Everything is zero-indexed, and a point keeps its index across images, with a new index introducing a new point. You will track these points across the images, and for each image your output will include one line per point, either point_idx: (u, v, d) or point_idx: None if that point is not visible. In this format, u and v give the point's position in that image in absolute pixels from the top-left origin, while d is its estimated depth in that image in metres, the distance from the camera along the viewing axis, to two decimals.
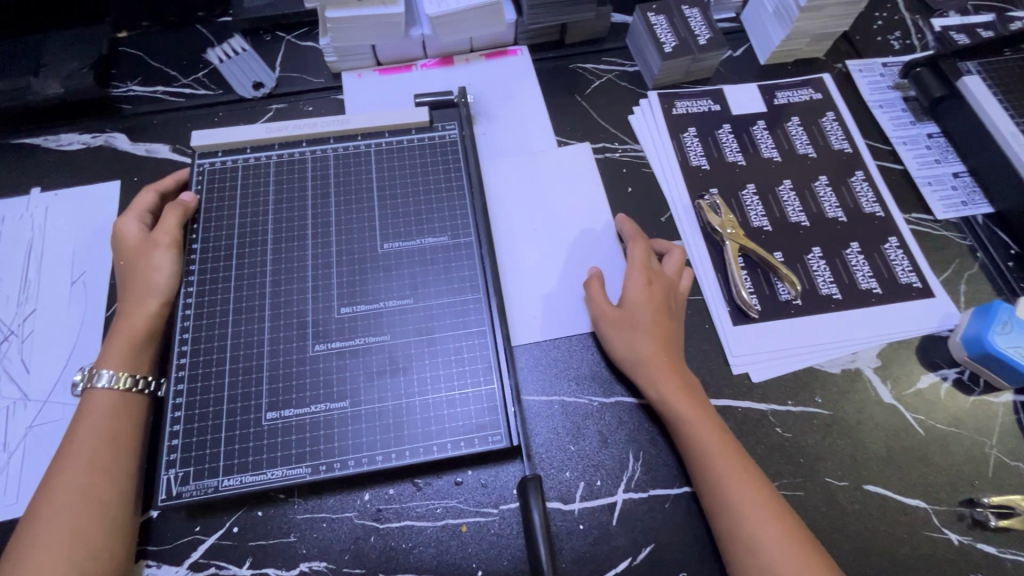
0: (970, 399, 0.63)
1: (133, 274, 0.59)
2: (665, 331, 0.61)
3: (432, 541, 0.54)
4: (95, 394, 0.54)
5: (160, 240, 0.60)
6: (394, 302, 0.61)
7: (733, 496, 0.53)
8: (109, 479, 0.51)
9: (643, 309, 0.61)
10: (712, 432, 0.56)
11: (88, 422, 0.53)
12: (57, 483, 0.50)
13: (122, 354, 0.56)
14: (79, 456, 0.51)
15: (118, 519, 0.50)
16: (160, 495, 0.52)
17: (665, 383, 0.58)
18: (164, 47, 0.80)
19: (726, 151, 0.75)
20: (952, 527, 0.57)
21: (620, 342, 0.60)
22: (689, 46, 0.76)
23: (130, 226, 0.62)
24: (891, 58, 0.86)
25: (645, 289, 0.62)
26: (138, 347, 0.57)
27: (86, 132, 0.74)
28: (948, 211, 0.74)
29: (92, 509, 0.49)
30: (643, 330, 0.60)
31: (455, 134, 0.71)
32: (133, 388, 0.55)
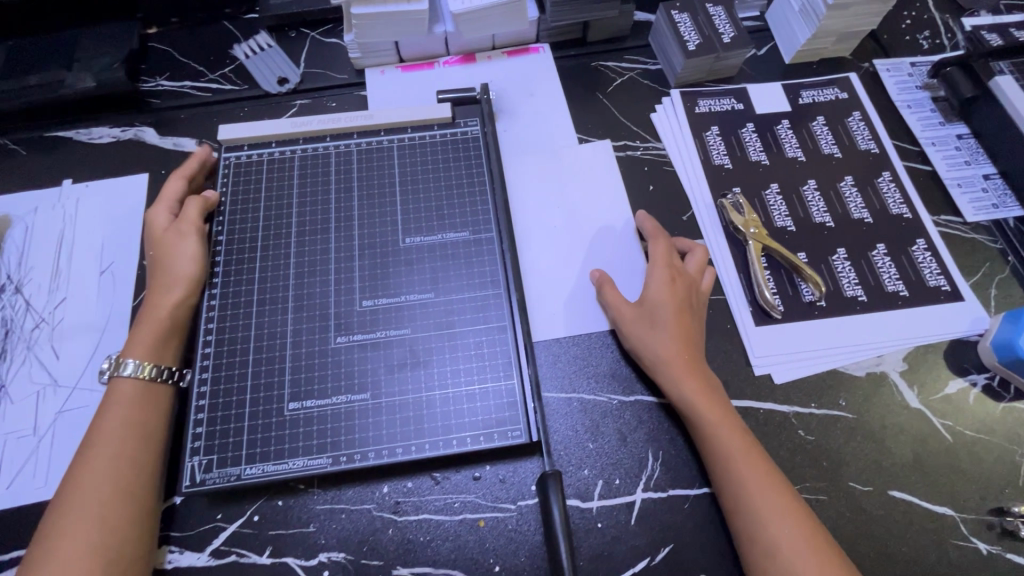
0: (1000, 405, 0.61)
1: (159, 264, 0.59)
2: (686, 328, 0.60)
3: (449, 535, 0.54)
4: (120, 382, 0.54)
5: (186, 231, 0.61)
6: (415, 296, 0.61)
7: (755, 499, 0.52)
8: (136, 469, 0.51)
9: (663, 307, 0.60)
10: (733, 432, 0.55)
11: (115, 411, 0.53)
12: (84, 471, 0.50)
13: (148, 344, 0.56)
14: (105, 445, 0.51)
15: (143, 509, 0.51)
16: (185, 482, 0.53)
17: (686, 383, 0.57)
18: (192, 43, 0.82)
19: (749, 150, 0.74)
20: (980, 536, 0.56)
21: (641, 340, 0.60)
22: (713, 44, 0.76)
23: (157, 219, 0.62)
24: (920, 58, 0.85)
25: (665, 287, 0.61)
26: (163, 337, 0.57)
27: (116, 125, 0.75)
28: (978, 213, 0.72)
29: (119, 498, 0.49)
30: (664, 328, 0.59)
31: (477, 130, 0.71)
32: (160, 378, 0.56)
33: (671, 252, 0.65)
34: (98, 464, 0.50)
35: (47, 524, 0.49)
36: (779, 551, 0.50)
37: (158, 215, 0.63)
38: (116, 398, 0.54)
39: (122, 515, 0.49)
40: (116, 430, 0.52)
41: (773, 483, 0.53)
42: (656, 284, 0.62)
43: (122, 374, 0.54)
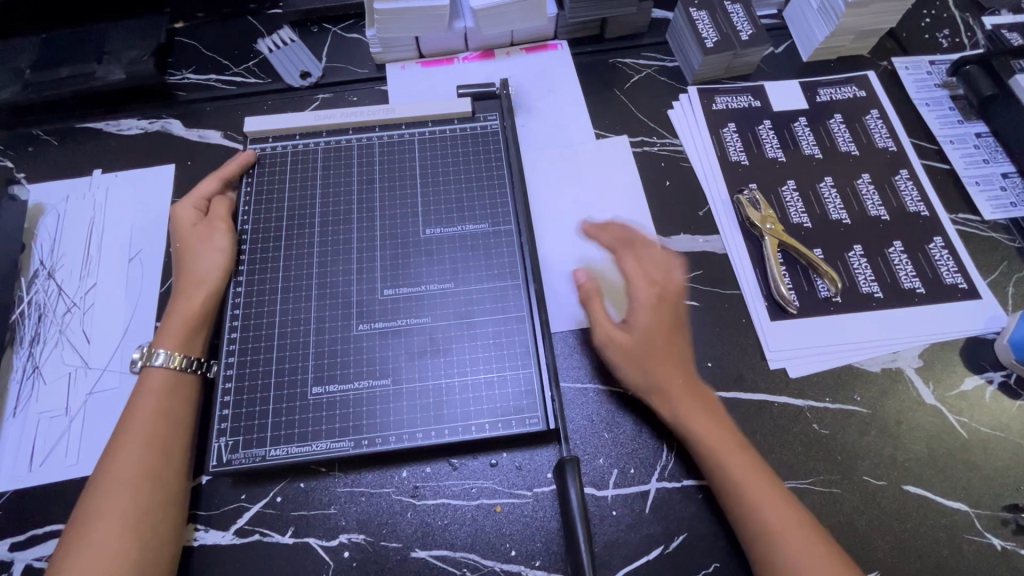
0: (1016, 403, 0.61)
1: (187, 258, 0.61)
2: (669, 342, 0.60)
3: (467, 520, 0.55)
4: (151, 372, 0.56)
5: (215, 226, 0.63)
6: (436, 285, 0.62)
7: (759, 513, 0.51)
8: (167, 457, 0.52)
9: (646, 323, 0.61)
10: (729, 446, 0.55)
11: (145, 400, 0.54)
12: (116, 459, 0.51)
13: (178, 335, 0.58)
14: (136, 434, 0.52)
15: (174, 496, 0.52)
16: (212, 462, 0.55)
17: (679, 402, 0.57)
18: (217, 37, 0.84)
19: (766, 147, 0.75)
20: (995, 531, 0.56)
21: (625, 360, 0.59)
22: (731, 40, 0.76)
23: (188, 212, 0.64)
24: (939, 56, 0.85)
25: (647, 301, 0.62)
26: (193, 327, 0.59)
27: (143, 117, 0.77)
28: (996, 212, 0.72)
29: (151, 485, 0.51)
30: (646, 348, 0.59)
31: (496, 125, 0.73)
32: (189, 370, 0.57)
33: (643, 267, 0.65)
34: (130, 452, 0.51)
35: (81, 511, 0.50)
36: (793, 562, 0.49)
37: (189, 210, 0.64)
38: (146, 388, 0.55)
39: (153, 502, 0.50)
40: (147, 419, 0.53)
41: (777, 496, 0.52)
42: (637, 300, 0.62)
43: (152, 364, 0.56)
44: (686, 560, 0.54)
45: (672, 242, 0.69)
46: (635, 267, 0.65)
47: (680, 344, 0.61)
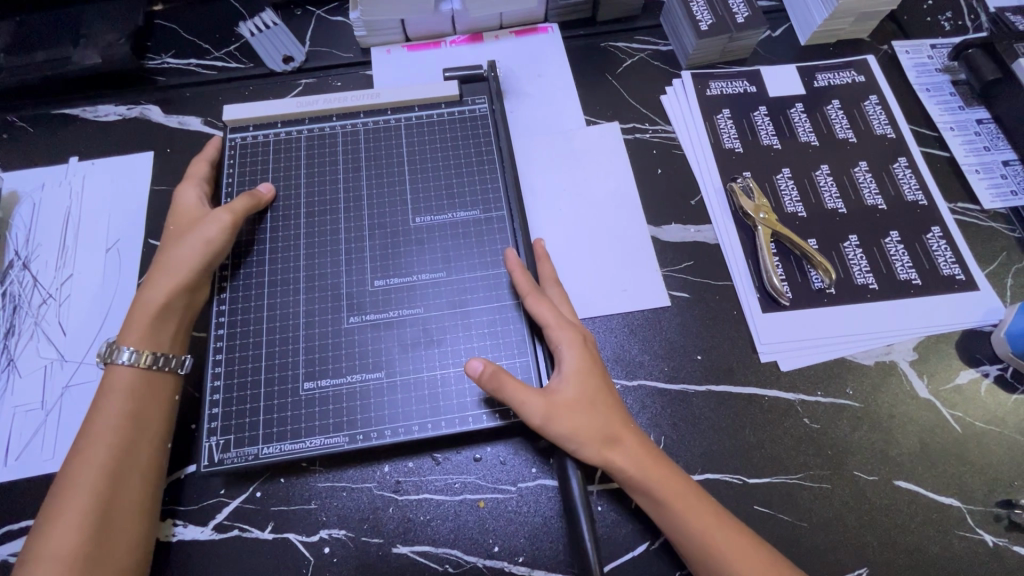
0: (1012, 397, 0.60)
1: (170, 244, 0.58)
2: (608, 398, 0.53)
3: (449, 515, 0.54)
4: (118, 370, 0.53)
5: (214, 216, 0.59)
6: (428, 275, 0.61)
7: (724, 557, 0.48)
8: (138, 461, 0.51)
9: (581, 383, 0.53)
10: (679, 499, 0.50)
11: (114, 398, 0.52)
12: (80, 463, 0.49)
13: (140, 328, 0.55)
14: (101, 440, 0.50)
15: (143, 503, 0.50)
16: (203, 462, 0.53)
17: (622, 461, 0.51)
18: (198, 21, 0.81)
19: (761, 134, 0.73)
20: (987, 528, 0.55)
21: (565, 423, 0.51)
22: (726, 23, 0.74)
23: (190, 198, 0.62)
24: (941, 40, 0.82)
25: (577, 356, 0.54)
26: (155, 321, 0.55)
27: (121, 103, 0.75)
28: (996, 201, 0.70)
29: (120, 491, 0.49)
30: (586, 402, 0.52)
31: (485, 109, 0.70)
32: (154, 364, 0.54)
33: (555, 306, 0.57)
34: (96, 457, 0.49)
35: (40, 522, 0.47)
36: None
37: (192, 194, 0.62)
38: (114, 388, 0.52)
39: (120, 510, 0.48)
40: (113, 422, 0.51)
41: (741, 542, 0.49)
42: (568, 358, 0.54)
43: (120, 362, 0.53)
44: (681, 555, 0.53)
45: (663, 232, 0.68)
46: (554, 316, 0.56)
47: (617, 398, 0.54)
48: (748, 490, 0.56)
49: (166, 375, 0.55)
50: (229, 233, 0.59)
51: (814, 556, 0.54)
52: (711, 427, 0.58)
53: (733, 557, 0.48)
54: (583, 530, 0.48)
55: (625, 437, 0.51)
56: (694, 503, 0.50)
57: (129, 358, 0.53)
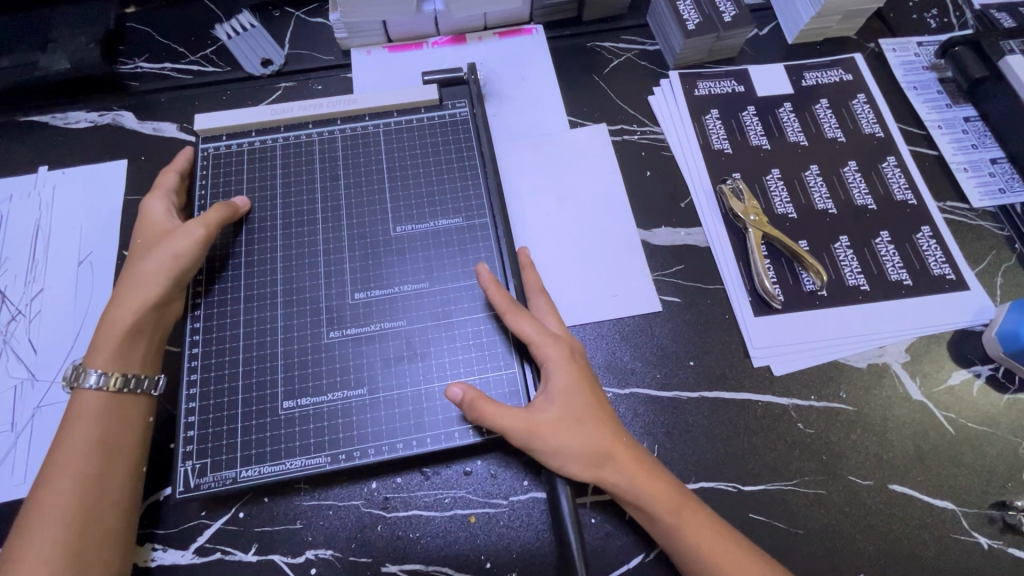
0: (1004, 397, 0.60)
1: (138, 259, 0.56)
2: (599, 413, 0.52)
3: (440, 532, 0.53)
4: (84, 394, 0.51)
5: (185, 230, 0.56)
6: (409, 286, 0.59)
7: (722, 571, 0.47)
8: (109, 489, 0.49)
9: (569, 400, 0.51)
10: (676, 513, 0.49)
11: (82, 424, 0.50)
12: (47, 494, 0.47)
13: (107, 349, 0.53)
14: (69, 468, 0.48)
15: (116, 533, 0.48)
16: (179, 487, 0.51)
17: (618, 478, 0.50)
18: (172, 23, 0.78)
19: (750, 134, 0.72)
20: (982, 530, 0.55)
21: (554, 443, 0.50)
22: (714, 22, 0.73)
23: (160, 210, 0.60)
24: (927, 37, 0.82)
25: (562, 373, 0.52)
26: (124, 342, 0.53)
27: (93, 110, 0.73)
28: (984, 199, 0.70)
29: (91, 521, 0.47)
30: (575, 419, 0.51)
31: (466, 112, 0.69)
32: (122, 385, 0.52)
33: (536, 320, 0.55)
34: (65, 487, 0.47)
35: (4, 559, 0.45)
36: None
37: (161, 206, 0.60)
38: (81, 413, 0.50)
39: (91, 541, 0.46)
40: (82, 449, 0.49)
41: (737, 554, 0.48)
42: (555, 374, 0.52)
43: (86, 386, 0.51)
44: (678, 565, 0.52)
45: (652, 235, 0.67)
46: (538, 330, 0.54)
47: (609, 412, 0.53)
48: (742, 498, 0.55)
49: (138, 397, 0.53)
50: (200, 246, 0.56)
51: (810, 564, 0.53)
52: (703, 435, 0.57)
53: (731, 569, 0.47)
54: (571, 541, 0.48)
55: (619, 453, 0.50)
56: (690, 516, 0.49)
57: (97, 381, 0.51)
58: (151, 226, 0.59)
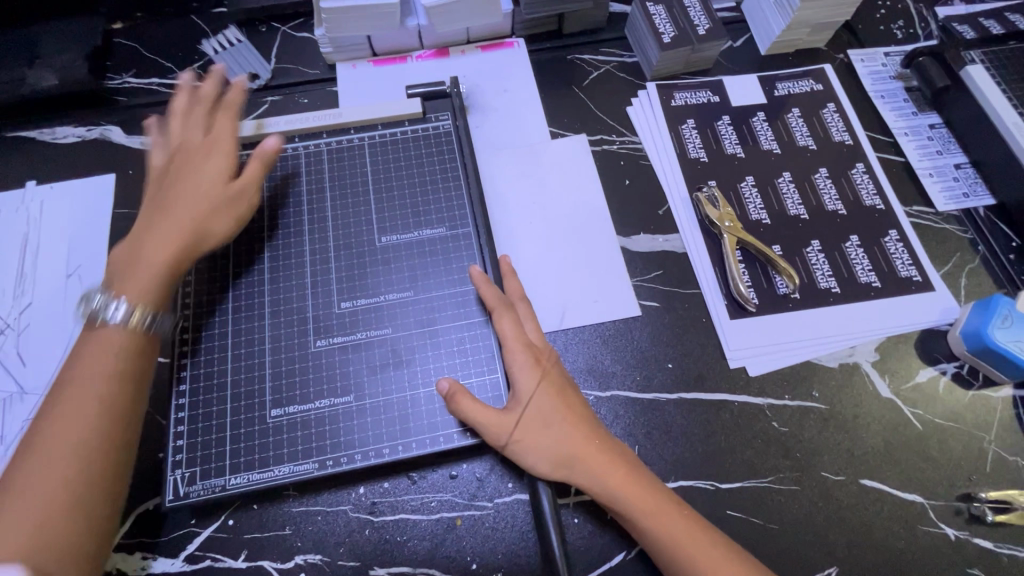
0: (969, 393, 0.62)
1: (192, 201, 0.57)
2: (571, 414, 0.54)
3: (426, 535, 0.54)
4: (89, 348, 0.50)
5: (246, 202, 0.60)
6: (394, 295, 0.61)
7: (699, 567, 0.49)
8: (114, 437, 0.48)
9: (539, 401, 0.54)
10: (652, 512, 0.50)
11: (88, 377, 0.49)
12: (41, 449, 0.46)
13: (146, 283, 0.52)
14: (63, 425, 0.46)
15: (112, 487, 0.47)
16: (168, 496, 0.52)
17: (592, 479, 0.51)
18: (159, 39, 0.80)
19: (725, 143, 0.74)
20: (949, 522, 0.57)
21: (522, 443, 0.52)
22: (688, 36, 0.75)
23: (218, 157, 0.61)
24: (894, 47, 0.85)
25: (533, 377, 0.54)
26: (163, 271, 0.54)
27: (81, 124, 0.74)
28: (949, 203, 0.73)
29: (91, 467, 0.46)
30: (546, 421, 0.53)
31: (449, 125, 0.71)
32: (144, 326, 0.52)
33: (514, 324, 0.57)
34: (74, 428, 0.46)
35: (9, 472, 0.45)
36: None
37: (222, 153, 0.61)
38: (99, 348, 0.50)
39: (87, 490, 0.45)
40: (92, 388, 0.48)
41: (713, 550, 0.49)
42: (524, 378, 0.54)
43: (106, 320, 0.51)
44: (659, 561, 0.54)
45: (632, 242, 0.69)
46: (510, 333, 0.57)
47: (582, 413, 0.54)
48: (720, 495, 0.57)
49: (154, 337, 0.53)
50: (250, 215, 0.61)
51: (786, 557, 0.55)
52: (682, 434, 0.59)
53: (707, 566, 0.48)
54: (551, 539, 0.50)
55: (589, 453, 0.52)
56: (666, 516, 0.50)
57: (118, 316, 0.51)
58: (206, 170, 0.59)
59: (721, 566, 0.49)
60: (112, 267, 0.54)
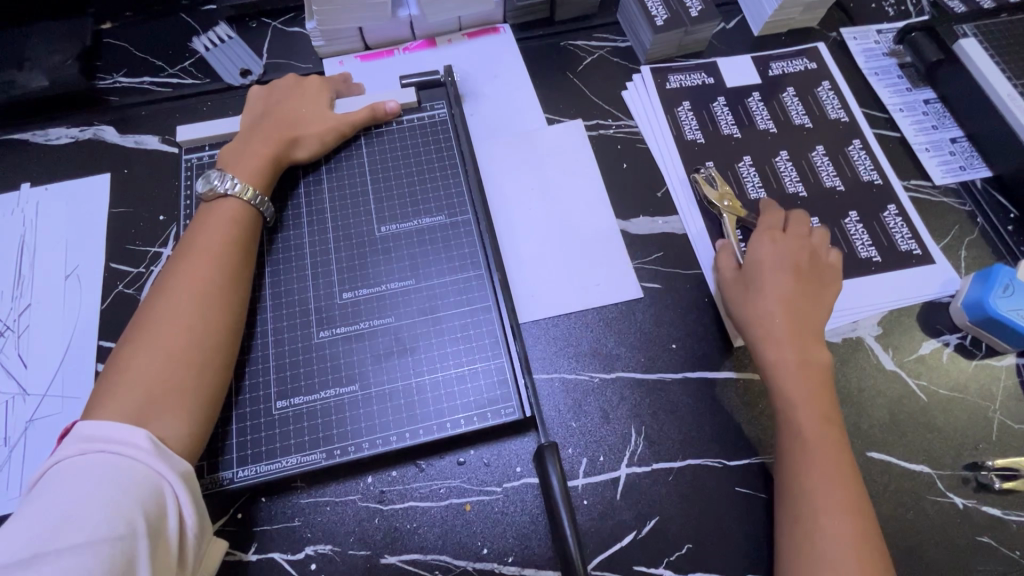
0: (972, 363, 0.63)
1: (294, 121, 0.65)
2: (805, 312, 0.59)
3: (436, 521, 0.54)
4: (198, 247, 0.55)
5: (343, 125, 0.66)
6: (396, 283, 0.61)
7: (822, 460, 0.52)
8: (216, 323, 0.52)
9: (760, 300, 0.59)
10: (800, 396, 0.55)
11: (192, 277, 0.53)
12: (149, 337, 0.49)
13: (252, 169, 0.60)
14: (177, 313, 0.51)
15: (216, 376, 0.51)
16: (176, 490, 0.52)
17: (782, 354, 0.57)
18: (149, 38, 0.79)
19: (722, 124, 0.74)
20: (956, 491, 0.57)
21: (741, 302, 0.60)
22: (681, 18, 0.75)
23: (322, 94, 0.68)
24: (886, 25, 0.85)
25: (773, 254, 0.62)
26: (266, 170, 0.61)
27: (73, 125, 0.73)
28: (946, 176, 0.73)
29: (195, 347, 0.50)
30: (766, 287, 0.60)
31: (445, 113, 0.71)
32: (255, 204, 0.59)
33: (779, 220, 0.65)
34: (179, 319, 0.50)
35: (118, 363, 0.49)
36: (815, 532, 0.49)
37: (316, 83, 0.69)
38: (202, 247, 0.55)
39: (190, 368, 0.49)
40: (197, 280, 0.53)
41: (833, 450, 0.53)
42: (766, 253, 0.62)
43: (218, 192, 0.58)
44: (673, 534, 0.54)
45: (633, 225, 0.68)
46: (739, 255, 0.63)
47: (816, 317, 0.60)
48: (729, 473, 0.57)
49: (251, 243, 0.58)
50: (341, 136, 0.66)
51: None
52: (689, 413, 0.59)
53: (829, 460, 0.52)
54: (562, 517, 0.50)
55: (777, 338, 0.57)
56: (806, 398, 0.55)
57: (230, 189, 0.58)
58: (309, 100, 0.67)
59: (837, 463, 0.52)
60: (227, 152, 0.62)
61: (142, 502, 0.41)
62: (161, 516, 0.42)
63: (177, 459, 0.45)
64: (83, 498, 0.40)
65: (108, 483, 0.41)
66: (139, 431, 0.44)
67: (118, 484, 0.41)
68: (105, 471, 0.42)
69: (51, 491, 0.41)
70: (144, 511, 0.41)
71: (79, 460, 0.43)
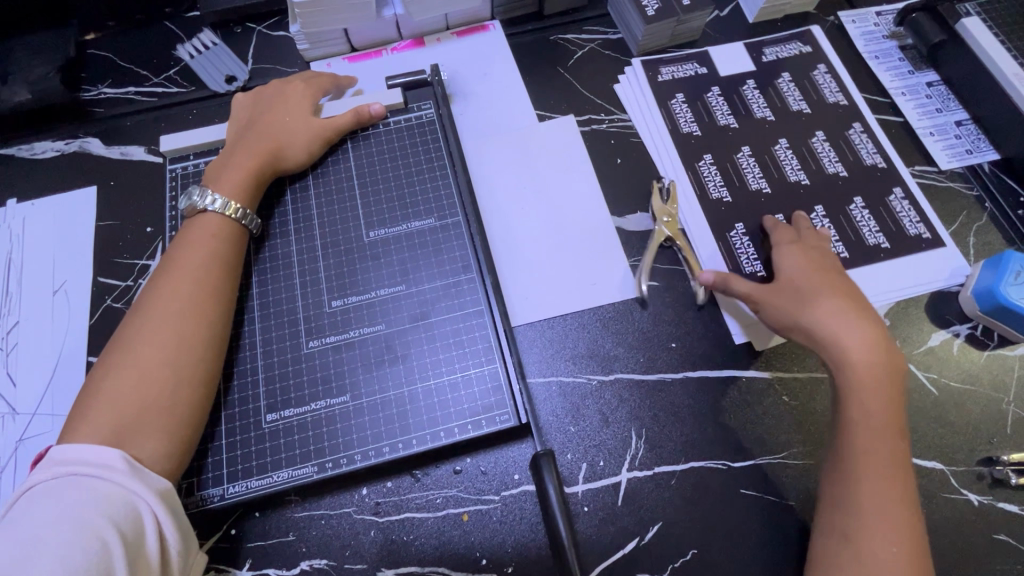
0: (984, 354, 0.60)
1: (276, 130, 0.63)
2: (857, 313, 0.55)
3: (433, 533, 0.52)
4: (179, 262, 0.54)
5: (329, 134, 0.65)
6: (385, 290, 0.59)
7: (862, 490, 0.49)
8: (195, 341, 0.51)
9: (805, 307, 0.56)
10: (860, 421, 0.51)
11: (171, 293, 0.52)
12: (126, 357, 0.48)
13: (236, 184, 0.59)
14: (155, 331, 0.50)
15: (197, 393, 0.50)
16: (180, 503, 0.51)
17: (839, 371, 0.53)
18: (133, 48, 0.78)
19: (717, 114, 0.72)
20: (971, 487, 0.55)
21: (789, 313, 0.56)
22: (672, 7, 0.73)
23: (304, 100, 0.66)
24: (885, 7, 0.83)
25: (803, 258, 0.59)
26: (251, 184, 0.60)
27: (58, 139, 0.72)
28: (952, 160, 0.71)
29: (174, 365, 0.49)
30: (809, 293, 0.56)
31: (432, 113, 0.69)
32: (240, 220, 0.58)
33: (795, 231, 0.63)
34: (157, 337, 0.49)
35: (93, 385, 0.48)
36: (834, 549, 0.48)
37: (301, 88, 0.67)
38: (183, 262, 0.54)
39: (168, 387, 0.48)
40: (175, 298, 0.52)
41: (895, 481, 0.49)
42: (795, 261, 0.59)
43: (199, 209, 0.57)
44: (677, 540, 0.53)
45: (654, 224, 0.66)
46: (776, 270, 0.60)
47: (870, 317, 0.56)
48: (734, 475, 0.55)
49: (234, 257, 0.57)
50: (326, 142, 0.65)
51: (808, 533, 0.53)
52: (691, 414, 0.57)
53: (886, 481, 0.49)
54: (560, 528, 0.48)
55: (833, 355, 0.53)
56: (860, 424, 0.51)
57: (211, 205, 0.57)
58: (292, 108, 0.65)
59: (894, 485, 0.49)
60: (210, 169, 0.61)
61: (121, 522, 0.41)
62: (140, 535, 0.42)
63: (156, 478, 0.45)
64: (59, 521, 0.39)
65: (82, 506, 0.40)
66: (115, 452, 0.44)
67: (93, 506, 0.40)
68: (79, 493, 0.41)
69: (25, 517, 0.40)
70: (124, 532, 0.41)
71: (54, 483, 0.42)
